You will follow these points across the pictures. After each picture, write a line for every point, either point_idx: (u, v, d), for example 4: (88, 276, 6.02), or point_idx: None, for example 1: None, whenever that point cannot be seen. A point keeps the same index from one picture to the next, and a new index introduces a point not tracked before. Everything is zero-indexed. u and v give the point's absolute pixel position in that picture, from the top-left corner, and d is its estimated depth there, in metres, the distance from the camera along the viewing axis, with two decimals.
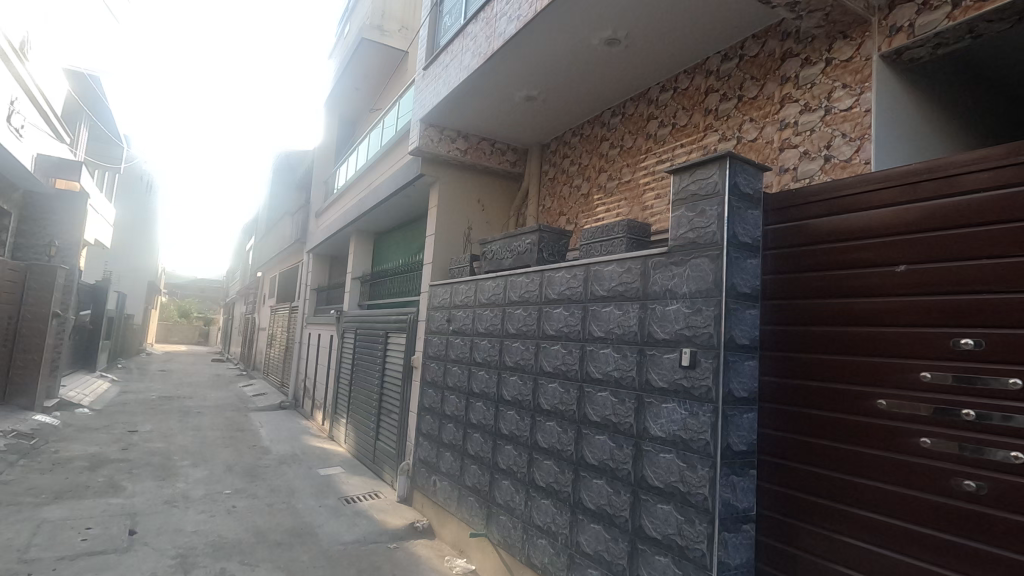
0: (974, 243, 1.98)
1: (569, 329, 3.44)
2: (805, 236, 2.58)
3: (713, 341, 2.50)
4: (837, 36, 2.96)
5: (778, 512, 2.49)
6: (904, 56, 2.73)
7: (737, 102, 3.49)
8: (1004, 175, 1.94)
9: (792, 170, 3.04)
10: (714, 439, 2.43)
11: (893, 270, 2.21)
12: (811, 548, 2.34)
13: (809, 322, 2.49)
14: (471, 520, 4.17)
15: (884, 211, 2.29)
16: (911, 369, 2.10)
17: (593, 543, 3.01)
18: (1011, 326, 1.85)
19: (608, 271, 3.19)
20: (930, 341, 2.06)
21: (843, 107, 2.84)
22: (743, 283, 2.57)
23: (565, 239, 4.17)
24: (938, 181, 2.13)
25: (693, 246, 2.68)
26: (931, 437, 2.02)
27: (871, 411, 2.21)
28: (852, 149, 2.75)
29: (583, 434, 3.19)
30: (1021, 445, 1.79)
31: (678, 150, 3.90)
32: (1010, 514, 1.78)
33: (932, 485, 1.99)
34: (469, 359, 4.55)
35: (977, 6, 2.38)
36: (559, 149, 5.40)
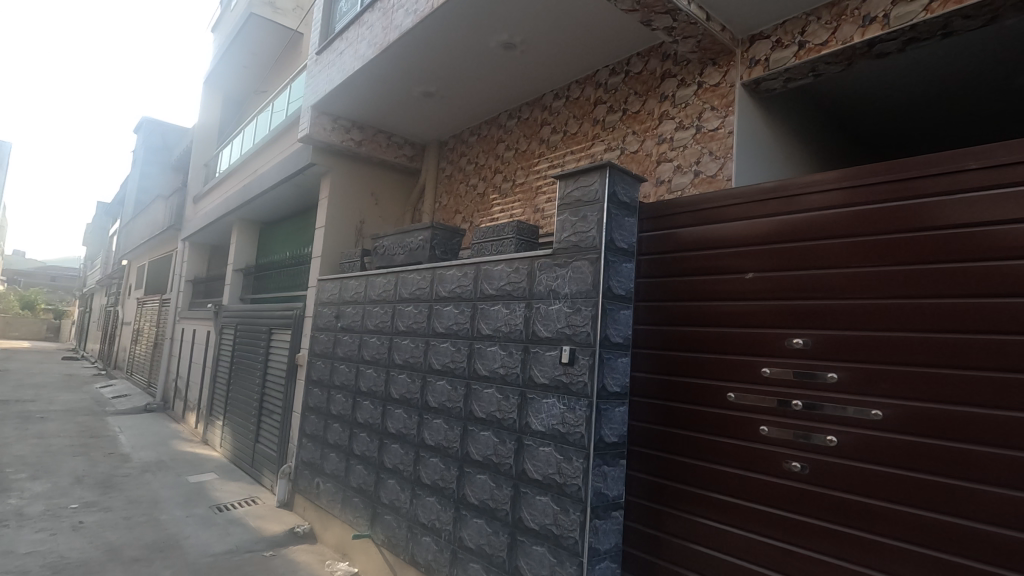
0: (807, 255, 2.29)
1: (459, 326, 3.46)
2: (675, 243, 2.80)
3: (590, 339, 2.65)
4: (707, 62, 3.24)
5: (645, 499, 2.69)
6: (761, 86, 3.08)
7: (622, 115, 3.71)
8: (832, 199, 2.26)
9: (667, 182, 3.30)
10: (589, 431, 2.58)
11: (743, 277, 2.49)
12: (671, 531, 2.56)
13: (675, 322, 2.72)
14: (355, 522, 4.07)
15: (740, 224, 2.56)
16: (755, 365, 2.38)
17: (475, 537, 3.06)
18: (832, 327, 2.17)
19: (497, 270, 3.25)
20: (770, 340, 2.35)
21: (711, 127, 3.13)
22: (618, 285, 2.75)
23: (459, 237, 4.18)
24: (781, 200, 2.42)
25: (575, 249, 2.82)
26: (769, 425, 2.30)
27: (722, 403, 2.47)
28: (716, 166, 3.04)
29: (469, 431, 3.24)
30: (836, 430, 2.10)
31: (568, 156, 4.07)
32: (826, 489, 2.10)
33: (768, 467, 2.27)
34: (358, 357, 4.43)
35: (817, 49, 2.75)
36: (457, 147, 5.40)
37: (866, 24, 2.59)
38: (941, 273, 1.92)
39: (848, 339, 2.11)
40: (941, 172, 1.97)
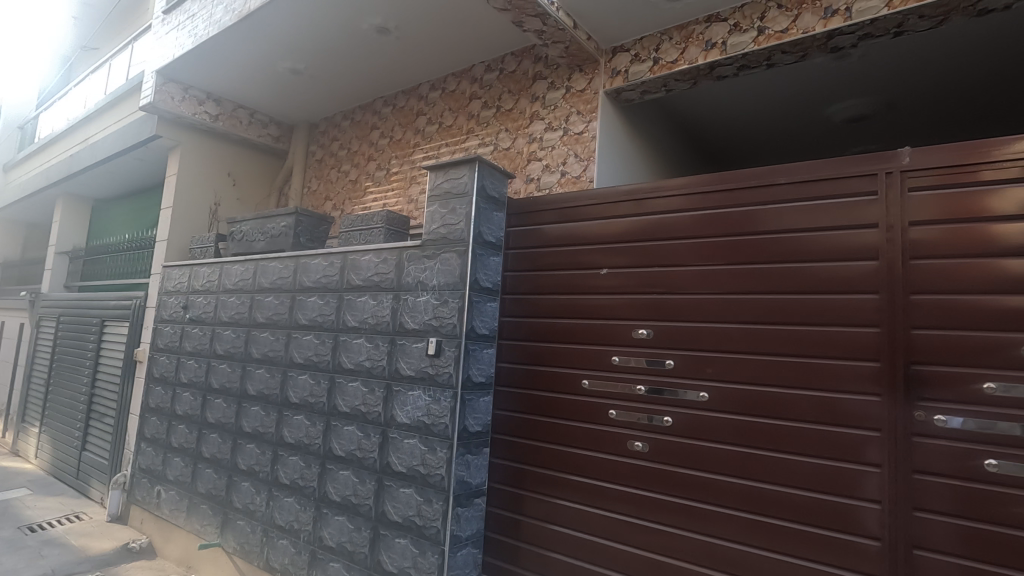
0: (653, 254, 2.52)
1: (323, 318, 3.31)
2: (539, 239, 2.93)
3: (455, 331, 2.69)
4: (575, 68, 3.41)
5: (507, 484, 2.79)
6: (621, 95, 3.31)
7: (495, 112, 3.78)
8: (673, 204, 2.50)
9: (536, 180, 3.42)
10: (453, 421, 2.62)
11: (599, 273, 2.67)
12: (531, 513, 2.69)
13: (539, 313, 2.84)
14: (203, 530, 3.74)
15: (597, 223, 2.74)
16: (606, 354, 2.58)
17: (336, 535, 2.97)
18: (670, 320, 2.42)
19: (364, 261, 3.16)
20: (620, 331, 2.56)
21: (577, 130, 3.30)
22: (485, 278, 2.82)
23: (326, 225, 3.99)
24: (632, 202, 2.63)
25: (443, 241, 2.83)
26: (617, 409, 2.51)
27: (577, 390, 2.65)
28: (580, 168, 3.22)
29: (331, 426, 3.12)
30: (672, 411, 2.35)
31: (442, 148, 4.06)
32: (663, 465, 2.34)
33: (616, 447, 2.48)
34: (209, 352, 4.05)
35: (669, 66, 3.02)
36: (329, 131, 5.14)
37: (708, 48, 2.89)
38: (755, 273, 2.24)
39: (683, 329, 2.38)
40: (759, 185, 2.28)
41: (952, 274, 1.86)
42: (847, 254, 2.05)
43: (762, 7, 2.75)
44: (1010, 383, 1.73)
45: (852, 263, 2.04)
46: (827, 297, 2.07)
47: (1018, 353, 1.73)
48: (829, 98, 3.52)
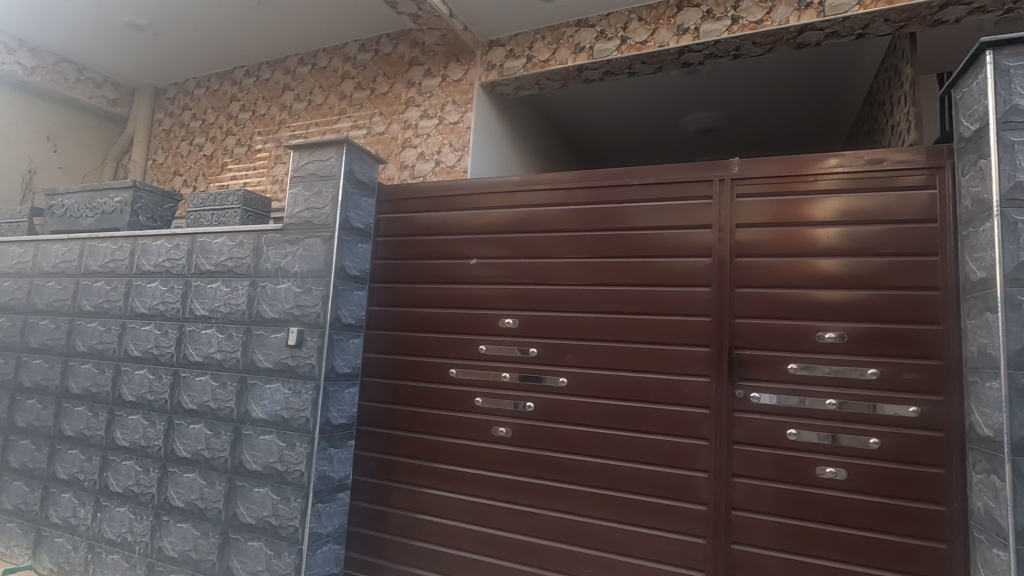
0: (520, 246, 2.60)
1: (166, 307, 2.98)
2: (411, 227, 2.88)
3: (319, 320, 2.57)
4: (451, 57, 3.39)
5: (372, 476, 2.74)
6: (497, 89, 3.37)
7: (369, 94, 3.64)
8: (540, 198, 2.60)
9: (410, 168, 3.36)
10: (314, 415, 2.51)
11: (468, 263, 2.70)
12: (398, 504, 2.66)
13: (408, 303, 2.81)
14: (10, 553, 3.21)
15: (467, 213, 2.76)
16: (473, 343, 2.62)
17: (178, 544, 2.70)
18: (534, 309, 2.52)
19: (216, 244, 2.89)
20: (487, 320, 2.61)
21: (452, 120, 3.29)
22: (351, 265, 2.72)
23: (173, 203, 3.57)
24: (502, 195, 2.68)
25: (307, 226, 2.68)
26: (482, 397, 2.56)
27: (444, 379, 2.66)
28: (455, 157, 3.22)
29: (174, 425, 2.83)
30: (534, 397, 2.46)
31: (312, 128, 3.83)
32: (525, 448, 2.45)
33: (481, 434, 2.54)
34: (19, 345, 3.46)
35: (541, 65, 3.12)
36: (180, 98, 4.61)
37: (577, 52, 3.03)
38: (610, 266, 2.41)
39: (545, 319, 2.49)
40: (615, 185, 2.45)
41: (767, 271, 2.15)
42: (687, 250, 2.28)
43: (625, 18, 2.94)
44: (807, 364, 2.05)
45: (690, 259, 2.28)
46: (670, 289, 2.29)
47: (813, 338, 2.06)
48: (682, 110, 3.88)
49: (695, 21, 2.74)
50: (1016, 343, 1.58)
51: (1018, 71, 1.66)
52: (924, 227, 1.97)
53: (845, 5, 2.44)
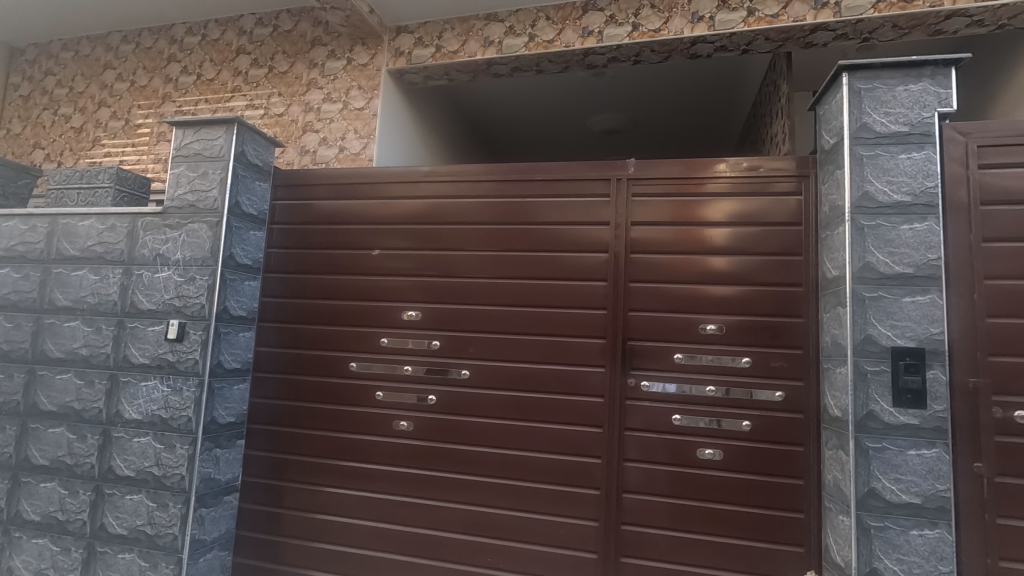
0: (425, 237, 2.56)
1: (19, 296, 2.63)
2: (309, 215, 2.75)
3: (203, 312, 2.38)
4: (357, 40, 3.26)
5: (264, 477, 2.60)
6: (404, 77, 3.29)
7: (267, 72, 3.42)
8: (446, 189, 2.57)
9: (312, 153, 3.20)
10: (197, 414, 2.32)
11: (370, 254, 2.63)
12: (292, 505, 2.54)
13: (306, 294, 2.68)
14: None
15: (370, 202, 2.67)
16: (374, 336, 2.56)
17: (33, 562, 2.41)
18: (437, 301, 2.50)
19: (83, 227, 2.59)
20: (389, 312, 2.55)
21: (357, 106, 3.17)
22: (242, 254, 2.55)
23: (30, 179, 3.15)
24: (406, 185, 2.63)
25: (190, 210, 2.47)
26: (383, 391, 2.51)
27: (343, 373, 2.57)
28: (360, 145, 3.11)
29: (28, 430, 2.51)
30: (436, 389, 2.45)
31: (201, 105, 3.54)
32: (426, 442, 2.43)
33: (381, 429, 2.49)
34: None
35: (450, 55, 3.09)
36: (41, 61, 4.08)
37: (486, 45, 3.03)
38: (514, 259, 2.44)
39: (448, 311, 2.48)
40: (520, 179, 2.48)
41: (658, 266, 2.28)
42: (586, 246, 2.37)
43: (533, 16, 2.97)
44: (691, 354, 2.20)
45: (588, 254, 2.36)
46: (569, 283, 2.36)
47: (697, 330, 2.21)
48: (588, 110, 4.00)
49: (599, 24, 2.84)
50: (860, 333, 1.80)
51: (867, 93, 1.88)
52: (792, 230, 2.18)
53: (732, 21, 2.63)
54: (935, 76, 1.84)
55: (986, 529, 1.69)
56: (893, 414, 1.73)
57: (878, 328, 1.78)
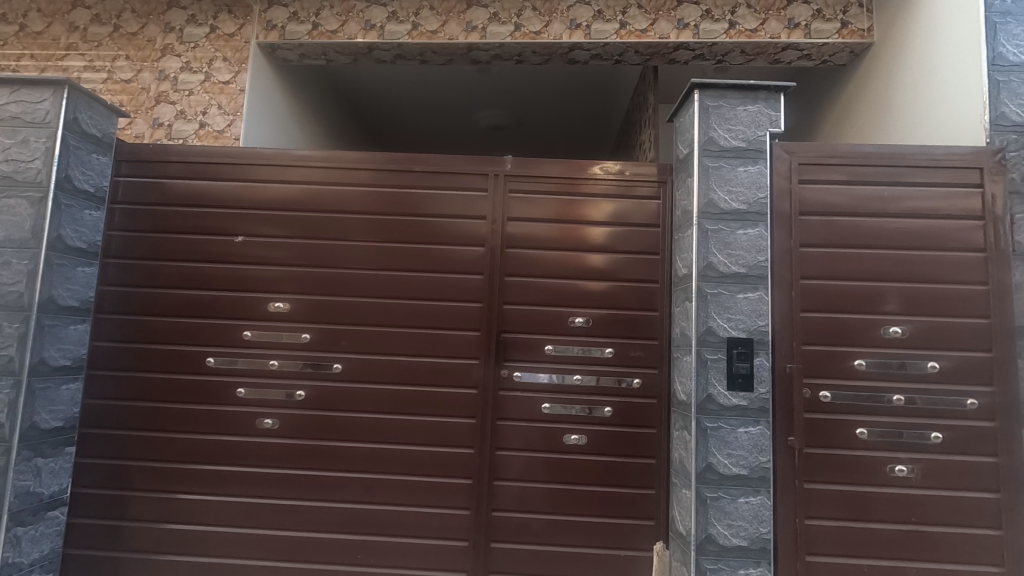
0: (294, 224, 2.43)
1: None
2: (160, 195, 2.48)
3: (22, 302, 2.06)
4: (222, 7, 2.99)
5: (101, 486, 2.32)
6: (277, 53, 3.07)
7: (111, 31, 3.01)
8: (318, 175, 2.45)
9: (166, 127, 2.89)
10: (13, 420, 2.01)
11: (232, 240, 2.43)
12: (136, 516, 2.30)
13: (155, 283, 2.42)
14: None
15: (233, 184, 2.47)
16: (235, 329, 2.38)
17: None
18: (308, 293, 2.39)
19: None
20: (253, 303, 2.39)
21: (222, 79, 2.91)
22: (73, 235, 2.24)
23: None
24: (274, 168, 2.47)
25: (5, 182, 2.13)
26: (245, 387, 2.34)
27: (199, 369, 2.36)
28: (225, 121, 2.86)
29: None
30: (305, 384, 2.34)
31: (25, 61, 3.04)
32: (292, 439, 2.32)
33: (242, 428, 2.32)
34: None
35: (328, 35, 2.94)
36: None
37: (367, 29, 2.92)
38: (390, 251, 2.40)
39: (320, 303, 2.38)
40: (398, 169, 2.44)
41: (532, 261, 2.37)
42: (463, 239, 2.39)
43: (417, 4, 2.91)
44: (560, 345, 2.32)
45: (466, 247, 2.39)
46: (446, 276, 2.37)
47: (566, 323, 2.33)
48: (473, 104, 4.02)
49: (483, 20, 2.86)
50: (703, 325, 2.00)
51: (714, 110, 2.09)
52: (652, 230, 2.37)
53: (606, 32, 2.79)
54: (768, 100, 2.10)
55: (795, 493, 1.97)
56: (727, 396, 1.97)
57: (717, 320, 2.00)
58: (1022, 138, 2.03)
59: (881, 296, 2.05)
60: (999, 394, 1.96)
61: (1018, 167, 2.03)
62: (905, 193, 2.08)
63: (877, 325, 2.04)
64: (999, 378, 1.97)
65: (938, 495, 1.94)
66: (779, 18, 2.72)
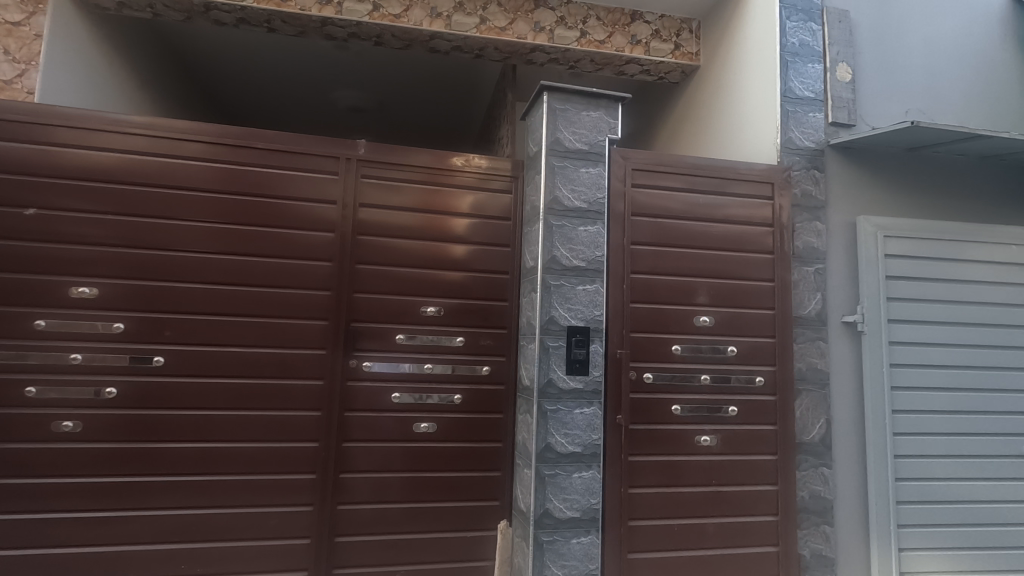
0: (104, 198, 2.11)
1: None
2: None
3: None
4: None
5: None
6: None
7: None
8: (138, 144, 2.16)
9: None
10: None
11: (20, 213, 2.05)
12: None
13: None
14: None
15: (22, 146, 2.08)
16: (24, 318, 2.02)
17: None
18: (123, 276, 2.10)
19: None
20: (48, 288, 2.04)
21: (9, 19, 2.40)
22: None
23: None
24: (79, 131, 2.12)
25: None
26: (38, 386, 2.01)
27: None
28: (13, 71, 2.38)
29: None
30: (118, 380, 2.07)
31: None
32: (100, 442, 2.04)
33: (33, 433, 1.99)
34: None
35: None
36: None
37: None
38: (226, 233, 2.20)
39: (139, 288, 2.11)
40: (237, 144, 2.23)
41: (383, 249, 2.33)
42: (310, 223, 2.27)
43: None
44: (411, 334, 2.31)
45: (313, 232, 2.27)
46: (290, 261, 2.24)
47: (418, 312, 2.33)
48: (329, 81, 3.81)
49: None
50: (546, 314, 2.13)
51: (562, 113, 2.22)
52: (503, 223, 2.46)
53: (466, 25, 2.81)
54: (609, 108, 2.28)
55: (622, 465, 2.19)
56: (565, 380, 2.13)
57: (558, 310, 2.14)
58: (802, 161, 2.50)
59: (694, 290, 2.34)
60: (779, 372, 2.36)
61: (800, 184, 2.48)
62: (717, 200, 2.40)
63: (691, 316, 2.33)
64: (779, 358, 2.37)
65: (733, 459, 2.29)
66: (624, 33, 2.95)
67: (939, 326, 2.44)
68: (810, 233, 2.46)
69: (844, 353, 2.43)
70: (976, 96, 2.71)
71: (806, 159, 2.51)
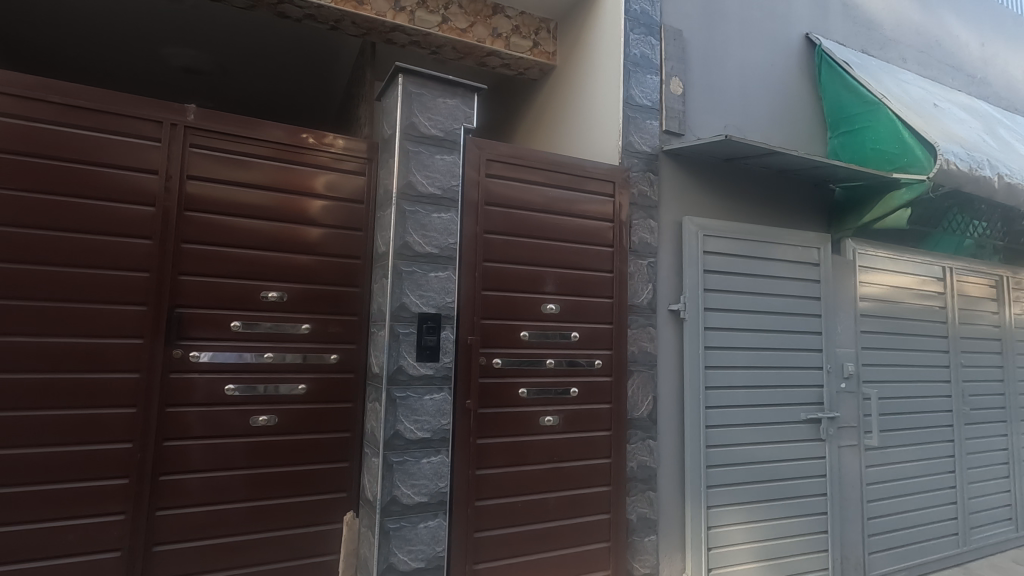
0: None
1: None
2: None
3: None
4: None
5: None
6: None
7: None
8: None
9: None
10: None
11: None
12: None
13: None
14: None
15: None
16: None
17: None
18: None
19: None
20: None
21: None
22: None
23: None
24: None
25: None
26: None
27: None
28: None
29: None
30: None
31: None
32: None
33: None
34: None
35: None
36: None
37: None
38: (10, 200, 1.84)
39: None
40: (25, 96, 1.88)
41: (216, 228, 2.11)
42: (125, 195, 1.99)
43: None
44: (248, 321, 2.14)
45: (128, 205, 2.00)
46: (98, 237, 1.95)
47: (257, 297, 2.16)
48: (158, 35, 3.35)
49: None
50: (397, 301, 2.11)
51: (417, 97, 2.20)
52: (356, 206, 2.37)
53: None
54: (465, 97, 2.30)
55: (470, 448, 2.24)
56: (415, 366, 2.13)
57: (410, 297, 2.13)
58: (640, 164, 2.74)
59: (542, 279, 2.47)
60: (614, 356, 2.58)
61: (638, 185, 2.72)
62: (566, 195, 2.54)
63: (539, 304, 2.45)
64: (615, 343, 2.58)
65: (573, 437, 2.47)
66: (485, 24, 2.99)
67: (743, 314, 2.85)
68: (644, 230, 2.71)
69: (668, 338, 2.72)
70: (777, 119, 3.17)
71: (644, 162, 2.75)
